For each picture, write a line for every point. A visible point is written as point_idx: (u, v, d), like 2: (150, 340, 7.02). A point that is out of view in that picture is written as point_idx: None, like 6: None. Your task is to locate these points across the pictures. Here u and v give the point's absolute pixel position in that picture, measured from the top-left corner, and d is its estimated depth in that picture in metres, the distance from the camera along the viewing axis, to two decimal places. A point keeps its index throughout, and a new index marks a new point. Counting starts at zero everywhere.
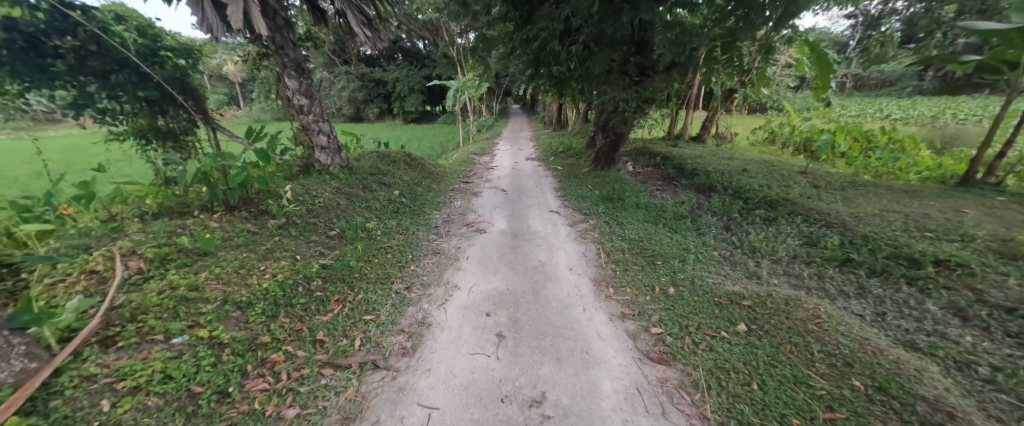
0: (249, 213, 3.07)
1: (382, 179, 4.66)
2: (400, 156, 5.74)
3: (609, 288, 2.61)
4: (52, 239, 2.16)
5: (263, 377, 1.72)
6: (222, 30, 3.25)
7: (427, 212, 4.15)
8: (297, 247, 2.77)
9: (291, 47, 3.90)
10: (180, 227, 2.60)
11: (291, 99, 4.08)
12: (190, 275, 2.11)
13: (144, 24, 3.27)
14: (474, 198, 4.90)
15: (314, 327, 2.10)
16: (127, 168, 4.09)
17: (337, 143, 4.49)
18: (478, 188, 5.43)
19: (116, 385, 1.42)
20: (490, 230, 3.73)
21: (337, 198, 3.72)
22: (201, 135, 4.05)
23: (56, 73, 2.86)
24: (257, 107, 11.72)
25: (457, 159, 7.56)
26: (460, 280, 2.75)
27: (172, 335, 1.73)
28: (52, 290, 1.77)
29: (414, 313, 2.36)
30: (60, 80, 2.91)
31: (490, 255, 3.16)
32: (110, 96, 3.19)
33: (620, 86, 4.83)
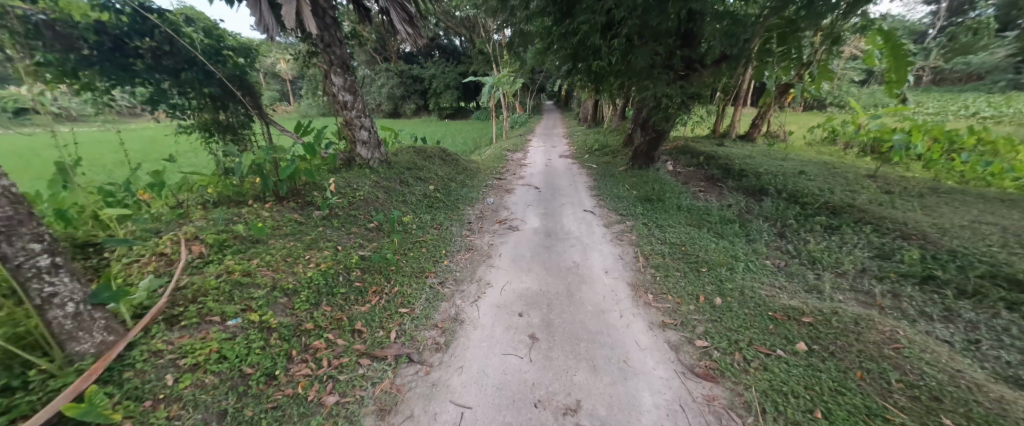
0: (296, 204, 3.20)
1: (418, 173, 4.75)
2: (436, 151, 5.83)
3: (648, 294, 2.47)
4: (130, 222, 2.38)
5: (306, 363, 1.80)
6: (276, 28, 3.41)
7: (460, 208, 4.17)
8: (338, 238, 2.86)
9: (337, 45, 4.04)
10: (237, 215, 2.77)
11: (336, 95, 4.25)
12: (244, 261, 2.24)
13: (209, 26, 3.52)
14: (507, 195, 4.87)
15: (353, 317, 2.16)
16: (195, 159, 4.48)
17: (377, 138, 4.63)
18: (511, 185, 5.40)
19: (179, 362, 1.53)
20: (522, 228, 3.68)
21: (376, 191, 3.82)
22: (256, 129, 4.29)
23: (137, 72, 3.15)
24: (305, 103, 12.42)
25: (490, 155, 7.57)
26: (493, 278, 2.73)
27: (227, 317, 1.84)
28: (129, 269, 1.95)
29: (447, 309, 2.36)
30: (140, 78, 3.20)
31: (522, 254, 3.10)
32: (180, 93, 3.45)
33: (664, 81, 4.58)
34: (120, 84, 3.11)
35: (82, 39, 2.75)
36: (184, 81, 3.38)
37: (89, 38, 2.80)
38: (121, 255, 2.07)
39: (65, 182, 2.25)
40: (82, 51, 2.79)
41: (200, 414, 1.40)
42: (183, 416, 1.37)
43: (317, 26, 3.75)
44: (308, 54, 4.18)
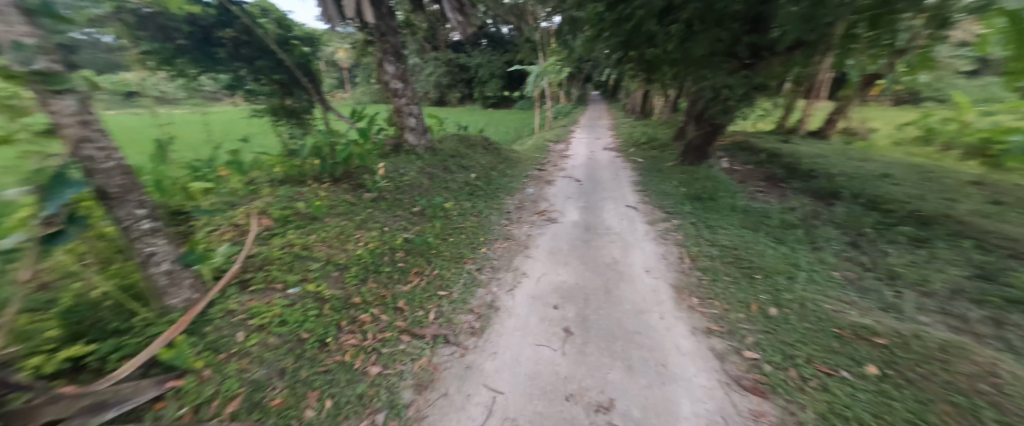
0: (349, 186, 3.37)
1: (461, 161, 4.85)
2: (478, 140, 5.91)
3: (692, 298, 2.34)
4: (213, 195, 2.69)
5: (354, 334, 1.93)
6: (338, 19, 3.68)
7: (500, 197, 4.21)
8: (385, 220, 3.01)
9: (392, 34, 4.20)
10: (298, 194, 3.00)
11: (388, 83, 4.44)
12: (304, 236, 2.44)
13: (281, 16, 3.80)
14: (547, 186, 4.83)
15: (396, 296, 2.27)
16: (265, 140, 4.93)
17: (424, 126, 4.78)
18: (552, 176, 5.34)
19: (248, 322, 1.73)
20: (561, 221, 3.63)
21: (421, 177, 3.96)
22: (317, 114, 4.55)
23: (220, 60, 3.50)
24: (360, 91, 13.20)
25: (532, 145, 7.53)
26: (529, 268, 2.74)
27: (289, 285, 2.02)
28: (211, 237, 2.22)
29: (484, 295, 2.41)
30: (222, 66, 3.56)
31: (560, 247, 3.07)
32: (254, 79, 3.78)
33: (725, 70, 4.26)
34: (207, 71, 3.49)
35: (177, 31, 3.07)
36: (257, 69, 3.73)
37: (184, 29, 3.15)
38: (205, 224, 2.35)
39: (164, 157, 2.59)
40: (178, 41, 3.11)
41: (264, 369, 1.57)
42: (250, 370, 1.54)
43: (374, 16, 3.92)
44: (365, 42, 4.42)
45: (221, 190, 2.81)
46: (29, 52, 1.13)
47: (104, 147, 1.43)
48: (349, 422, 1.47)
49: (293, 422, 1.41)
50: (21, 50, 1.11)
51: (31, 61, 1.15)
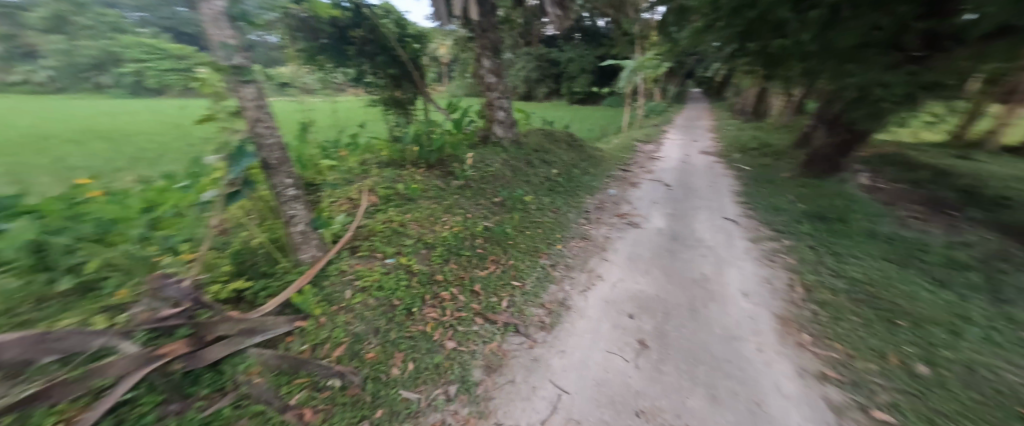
0: (440, 172, 3.64)
1: (544, 157, 4.88)
2: (563, 136, 5.86)
3: (802, 335, 1.96)
4: (335, 171, 3.17)
5: (435, 308, 2.10)
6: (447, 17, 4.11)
7: (580, 195, 4.13)
8: (469, 207, 3.19)
9: (492, 30, 4.40)
10: (400, 176, 3.36)
11: (483, 77, 4.68)
12: (401, 213, 2.73)
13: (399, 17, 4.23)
14: (631, 188, 4.57)
15: (473, 279, 2.40)
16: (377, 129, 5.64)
17: (512, 119, 4.91)
18: (637, 178, 5.04)
19: (354, 283, 2.01)
20: (644, 227, 3.40)
21: (505, 169, 4.10)
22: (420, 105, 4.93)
23: (349, 56, 4.05)
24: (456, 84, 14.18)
25: (617, 144, 7.20)
26: (606, 271, 2.63)
27: (386, 256, 2.28)
28: (332, 206, 2.63)
29: (556, 291, 2.40)
30: (350, 62, 4.11)
31: (641, 254, 2.88)
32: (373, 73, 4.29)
33: (882, 66, 3.49)
34: (340, 66, 4.07)
35: (323, 32, 3.66)
36: (377, 64, 4.23)
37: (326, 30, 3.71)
38: (328, 194, 2.79)
39: (304, 137, 3.11)
40: (320, 40, 3.63)
41: (363, 325, 1.83)
42: (353, 324, 1.81)
43: (478, 13, 4.16)
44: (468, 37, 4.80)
45: (341, 167, 3.29)
46: (230, 49, 1.60)
47: (270, 125, 1.85)
48: (426, 387, 1.64)
49: (383, 375, 1.64)
50: (226, 49, 1.58)
51: (232, 57, 1.61)
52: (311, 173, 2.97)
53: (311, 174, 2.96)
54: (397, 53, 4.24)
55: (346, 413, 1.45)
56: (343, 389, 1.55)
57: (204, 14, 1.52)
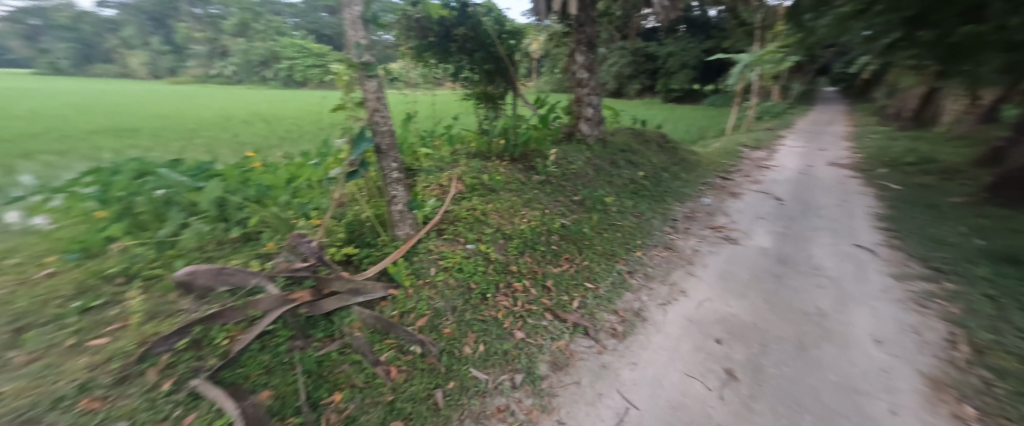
0: (523, 166, 3.73)
1: (630, 157, 4.63)
2: (654, 136, 5.44)
3: (975, 401, 1.44)
4: (430, 159, 3.48)
5: (507, 297, 2.18)
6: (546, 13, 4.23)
7: (667, 201, 3.82)
8: (548, 203, 3.21)
9: (589, 24, 4.36)
10: (485, 167, 3.52)
11: (575, 73, 4.63)
12: (484, 203, 2.88)
13: (499, 14, 4.36)
14: (729, 199, 4.07)
15: (546, 274, 2.42)
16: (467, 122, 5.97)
17: (599, 116, 4.76)
18: (738, 188, 4.45)
19: (439, 262, 2.20)
20: (742, 245, 2.99)
21: (587, 168, 4.01)
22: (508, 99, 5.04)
23: (451, 52, 4.29)
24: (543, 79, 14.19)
25: (717, 148, 6.45)
26: (691, 288, 2.38)
27: (468, 241, 2.43)
28: (425, 191, 2.90)
29: (631, 300, 2.28)
30: (451, 58, 4.32)
31: (736, 275, 2.53)
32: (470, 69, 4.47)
33: None
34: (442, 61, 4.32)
35: (430, 31, 3.94)
36: (475, 60, 4.39)
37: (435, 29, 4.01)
38: (423, 179, 3.07)
39: (407, 125, 3.44)
40: (428, 38, 3.94)
41: (443, 302, 1.99)
42: (435, 299, 1.98)
43: (577, 8, 4.16)
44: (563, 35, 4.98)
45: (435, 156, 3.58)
46: (361, 48, 1.86)
47: (386, 114, 2.06)
48: (493, 370, 1.72)
49: (456, 351, 1.77)
50: (358, 48, 1.85)
51: (362, 54, 1.87)
52: (411, 159, 3.30)
53: (411, 160, 3.28)
54: (495, 49, 4.41)
55: (424, 379, 1.61)
56: (423, 357, 1.71)
57: (346, 20, 1.84)
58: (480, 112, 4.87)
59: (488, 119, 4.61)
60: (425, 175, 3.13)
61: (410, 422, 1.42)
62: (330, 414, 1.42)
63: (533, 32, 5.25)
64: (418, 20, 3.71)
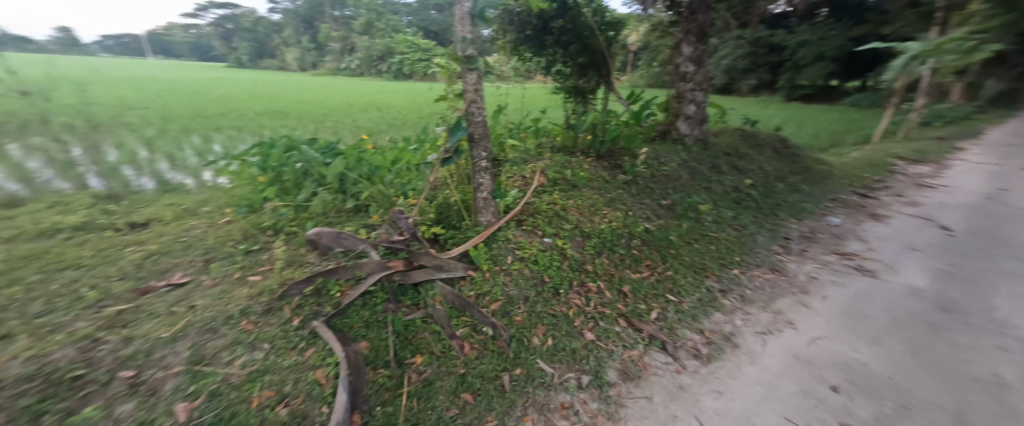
0: (608, 164, 3.59)
1: (735, 162, 4.11)
2: (769, 141, 4.82)
3: None
4: (516, 151, 3.58)
5: (580, 295, 2.14)
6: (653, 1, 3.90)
7: (777, 217, 3.30)
8: (631, 205, 3.03)
9: (702, 11, 3.98)
10: (569, 162, 3.47)
11: (679, 66, 4.28)
12: (565, 198, 2.85)
13: (600, 5, 4.23)
14: (866, 221, 3.31)
15: (623, 279, 2.30)
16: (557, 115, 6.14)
17: (703, 114, 4.33)
18: (882, 209, 3.59)
19: (516, 251, 2.25)
20: (884, 282, 2.36)
21: (681, 170, 3.67)
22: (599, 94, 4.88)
23: (546, 45, 4.25)
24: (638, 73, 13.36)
25: (855, 158, 5.28)
26: (802, 321, 1.98)
27: (545, 234, 2.44)
28: (509, 181, 3.00)
29: (721, 322, 2.02)
30: (546, 50, 4.32)
31: (871, 316, 2.01)
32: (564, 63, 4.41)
33: None
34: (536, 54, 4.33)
35: (528, 24, 3.98)
36: (570, 53, 4.33)
37: (534, 23, 4.07)
38: (508, 170, 3.18)
39: (498, 117, 3.54)
40: (526, 31, 4.02)
41: (517, 290, 2.04)
42: (509, 287, 2.05)
43: None
44: (669, 24, 4.66)
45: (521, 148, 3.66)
46: (466, 42, 1.98)
47: (481, 106, 2.16)
48: (560, 366, 1.71)
49: (525, 339, 1.81)
50: (464, 42, 1.98)
51: (467, 48, 2.00)
52: (499, 150, 3.44)
53: (499, 151, 3.43)
54: (592, 42, 4.32)
55: (493, 360, 1.68)
56: (494, 339, 1.78)
57: (457, 16, 1.98)
58: (569, 107, 4.77)
59: (576, 113, 4.42)
60: (510, 166, 3.23)
61: (478, 397, 1.51)
62: (411, 374, 1.59)
63: (634, 22, 4.95)
64: (518, 13, 3.76)
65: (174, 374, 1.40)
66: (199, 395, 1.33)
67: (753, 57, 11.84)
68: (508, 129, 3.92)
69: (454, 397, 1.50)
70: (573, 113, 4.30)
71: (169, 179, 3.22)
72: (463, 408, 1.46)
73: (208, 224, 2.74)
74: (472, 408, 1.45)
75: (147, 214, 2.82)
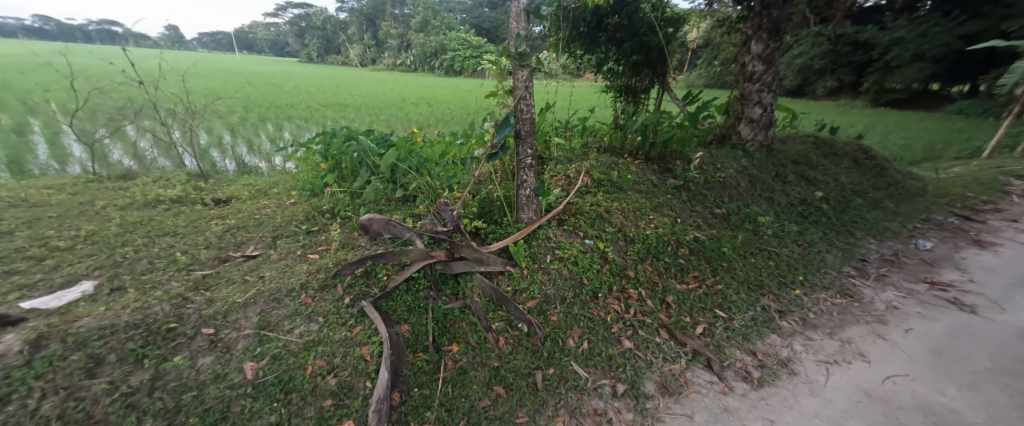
0: (658, 167, 3.44)
1: (804, 173, 3.74)
2: (848, 150, 4.34)
3: None
4: (562, 149, 3.55)
5: (619, 301, 2.07)
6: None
7: (850, 235, 2.96)
8: (681, 211, 2.87)
9: (778, 6, 3.62)
10: (616, 163, 3.36)
11: (746, 65, 3.97)
12: (609, 200, 2.76)
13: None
14: (969, 248, 2.83)
15: (667, 288, 2.20)
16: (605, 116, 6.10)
17: (769, 118, 3.98)
18: (993, 235, 3.04)
19: (555, 250, 2.22)
20: (990, 322, 1.99)
21: (739, 178, 3.41)
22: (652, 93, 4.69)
23: (599, 42, 4.14)
24: (695, 73, 12.65)
25: (958, 173, 4.54)
26: (876, 355, 1.74)
27: (586, 236, 2.39)
28: (553, 180, 2.99)
29: (777, 345, 1.84)
30: (599, 47, 4.19)
31: (969, 359, 1.69)
32: (617, 61, 4.27)
33: None
34: (589, 52, 4.28)
35: (583, 20, 3.90)
36: (623, 50, 4.13)
37: (587, 19, 3.91)
38: (552, 168, 3.16)
39: (545, 114, 3.52)
40: (578, 28, 3.93)
41: (554, 290, 2.03)
42: (546, 286, 2.03)
43: None
44: (738, 20, 4.27)
45: (566, 147, 3.62)
46: (520, 39, 1.94)
47: (530, 103, 2.13)
48: (594, 371, 1.65)
49: (560, 340, 1.79)
50: (518, 38, 1.94)
51: (520, 45, 1.96)
52: (545, 148, 3.43)
53: (544, 149, 3.42)
54: (649, 39, 4.04)
55: (527, 357, 1.68)
56: (528, 336, 1.79)
57: (512, 13, 1.96)
58: (619, 106, 4.67)
59: (626, 113, 4.27)
60: (555, 165, 3.21)
61: (511, 391, 1.51)
62: (447, 361, 1.64)
63: (696, 17, 4.65)
64: (573, 10, 3.75)
65: (244, 336, 1.58)
66: (264, 357, 1.49)
67: (833, 56, 10.62)
68: (555, 127, 3.90)
69: (487, 389, 1.51)
70: (623, 112, 4.18)
71: (248, 160, 4.56)
72: (495, 400, 1.47)
73: (277, 204, 3.04)
74: (504, 402, 1.46)
75: (229, 193, 3.32)
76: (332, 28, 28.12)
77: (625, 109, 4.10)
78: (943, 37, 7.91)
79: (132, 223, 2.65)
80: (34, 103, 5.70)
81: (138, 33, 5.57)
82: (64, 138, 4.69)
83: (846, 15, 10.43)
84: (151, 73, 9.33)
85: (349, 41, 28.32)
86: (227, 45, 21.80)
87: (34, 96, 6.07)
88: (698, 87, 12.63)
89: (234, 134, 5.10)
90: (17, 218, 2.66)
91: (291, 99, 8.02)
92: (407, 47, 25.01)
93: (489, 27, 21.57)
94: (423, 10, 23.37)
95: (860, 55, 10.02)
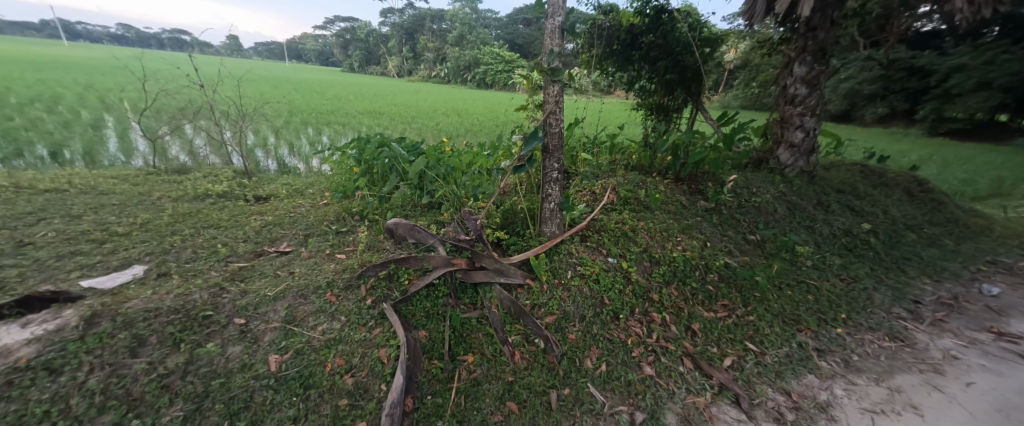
0: (689, 188, 3.35)
1: (849, 203, 3.50)
2: (900, 181, 4.05)
3: None
4: (589, 165, 3.56)
5: (640, 325, 1.99)
6: (764, 16, 3.50)
7: (901, 274, 2.72)
8: (711, 235, 2.76)
9: (825, 28, 3.47)
10: (644, 182, 3.29)
11: (787, 88, 3.83)
12: (635, 219, 2.69)
13: (697, 20, 3.87)
14: None
15: (693, 315, 2.10)
16: (634, 135, 6.03)
17: (813, 143, 3.79)
18: None
19: (577, 267, 2.18)
20: None
21: (777, 204, 3.25)
22: (685, 113, 4.59)
23: (633, 60, 4.12)
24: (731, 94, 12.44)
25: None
26: (932, 408, 1.55)
27: (609, 254, 2.32)
28: (578, 196, 2.97)
29: (814, 386, 1.69)
30: (632, 66, 4.18)
31: None
32: (650, 79, 4.22)
33: None
34: (621, 69, 4.28)
35: (616, 39, 3.93)
36: (656, 69, 4.08)
37: (621, 38, 3.93)
38: (577, 184, 3.15)
39: (573, 131, 3.52)
40: (613, 46, 3.98)
41: (574, 307, 1.99)
42: (565, 302, 2.00)
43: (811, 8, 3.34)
44: (780, 42, 4.12)
45: (592, 163, 3.60)
46: (553, 55, 1.95)
47: (560, 118, 2.12)
48: (612, 396, 1.58)
49: (577, 360, 1.74)
50: (551, 54, 1.95)
51: (553, 61, 1.96)
52: (571, 164, 3.43)
53: (570, 164, 3.43)
54: (685, 58, 3.98)
55: (542, 375, 1.64)
56: (544, 353, 1.75)
57: (546, 29, 1.97)
58: (650, 124, 4.60)
59: (656, 130, 4.23)
60: (580, 181, 3.19)
61: (523, 408, 1.46)
62: (461, 370, 1.64)
63: (735, 37, 4.56)
64: (608, 28, 3.79)
65: (271, 328, 1.65)
66: (288, 351, 1.54)
67: (885, 80, 10.00)
68: (584, 143, 3.89)
69: (500, 403, 1.48)
70: (654, 130, 4.11)
71: (286, 161, 4.82)
72: (507, 416, 1.43)
73: (311, 203, 3.20)
74: (517, 418, 1.42)
75: (269, 191, 3.52)
76: (374, 41, 29.85)
77: (656, 127, 4.03)
78: (1014, 64, 7.25)
79: (181, 214, 2.86)
80: (111, 101, 6.36)
81: (201, 42, 6.13)
82: (131, 133, 5.18)
83: (899, 39, 9.84)
84: (211, 78, 10.19)
85: (390, 53, 29.83)
86: (278, 53, 23.47)
87: (111, 95, 6.77)
88: (734, 109, 12.34)
89: (278, 136, 5.47)
90: (86, 203, 2.93)
91: (331, 105, 8.51)
92: (443, 60, 25.97)
93: (522, 43, 22.06)
94: (460, 24, 24.14)
95: (915, 81, 9.34)
